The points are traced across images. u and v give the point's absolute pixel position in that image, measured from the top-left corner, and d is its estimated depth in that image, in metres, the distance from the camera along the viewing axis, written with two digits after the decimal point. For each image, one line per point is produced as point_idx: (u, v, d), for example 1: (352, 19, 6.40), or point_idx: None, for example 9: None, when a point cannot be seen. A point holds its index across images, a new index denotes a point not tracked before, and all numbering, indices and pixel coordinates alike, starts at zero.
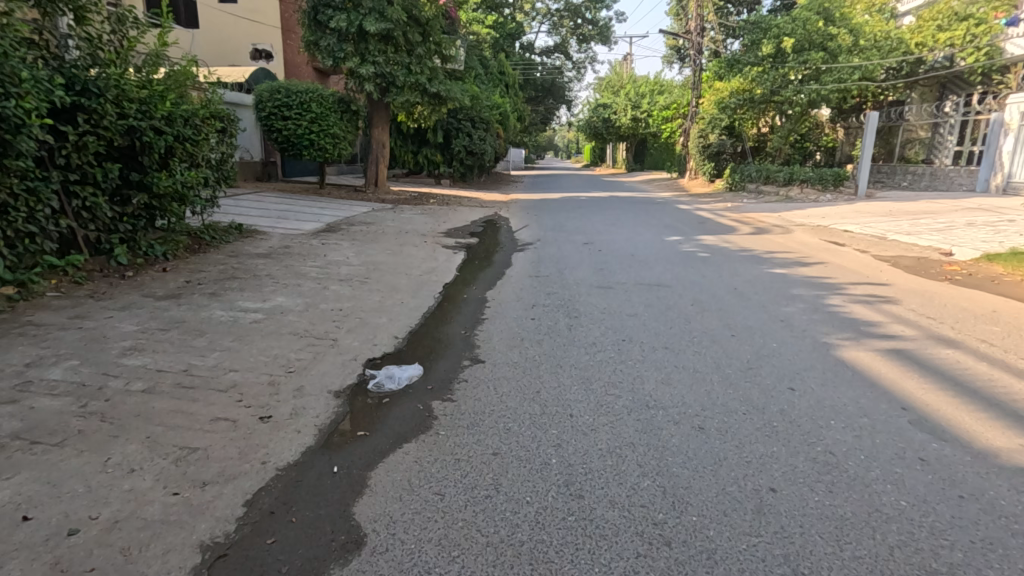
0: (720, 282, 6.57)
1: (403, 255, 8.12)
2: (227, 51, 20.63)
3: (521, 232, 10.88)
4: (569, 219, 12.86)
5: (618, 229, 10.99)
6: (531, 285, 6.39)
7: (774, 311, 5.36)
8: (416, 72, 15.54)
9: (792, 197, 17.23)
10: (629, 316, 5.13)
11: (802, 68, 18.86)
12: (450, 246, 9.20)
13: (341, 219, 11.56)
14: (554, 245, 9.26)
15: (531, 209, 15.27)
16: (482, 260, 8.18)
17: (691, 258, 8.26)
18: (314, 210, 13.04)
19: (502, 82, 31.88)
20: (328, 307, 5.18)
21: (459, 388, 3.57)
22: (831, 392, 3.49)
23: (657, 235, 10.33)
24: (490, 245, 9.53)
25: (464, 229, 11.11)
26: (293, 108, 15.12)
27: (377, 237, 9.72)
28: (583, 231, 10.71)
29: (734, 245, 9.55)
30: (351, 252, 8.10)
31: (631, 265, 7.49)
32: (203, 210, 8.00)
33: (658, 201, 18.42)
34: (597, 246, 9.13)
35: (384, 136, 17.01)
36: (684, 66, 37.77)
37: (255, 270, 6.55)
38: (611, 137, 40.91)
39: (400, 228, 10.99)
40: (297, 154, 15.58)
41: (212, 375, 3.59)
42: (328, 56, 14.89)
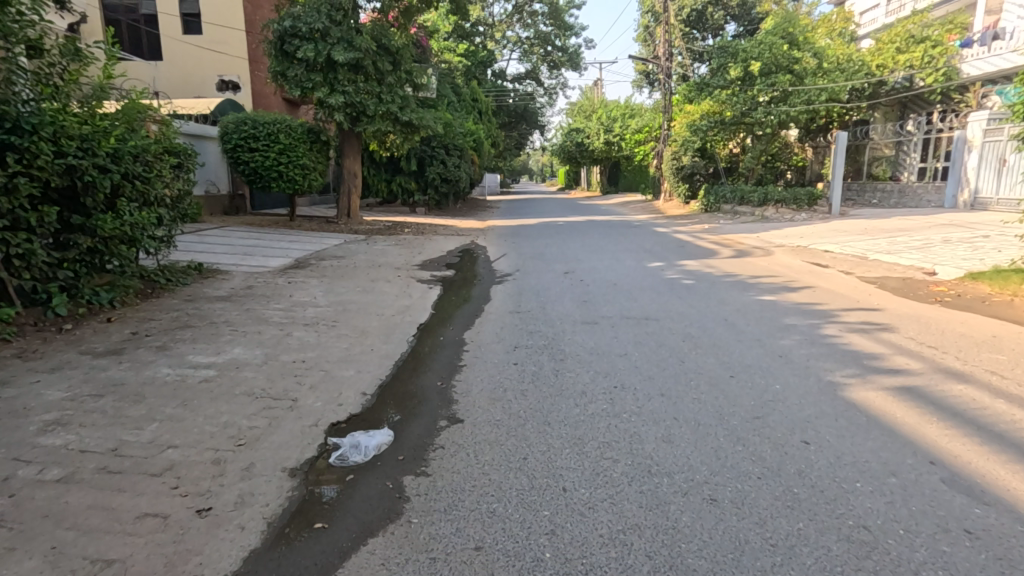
0: (709, 313, 6.27)
1: (375, 293, 7.67)
2: (191, 83, 20.17)
3: (499, 262, 10.54)
4: (547, 245, 12.59)
5: (599, 256, 10.74)
6: (512, 323, 6.01)
7: (770, 345, 5.06)
8: (387, 100, 15.27)
9: (767, 217, 17.33)
10: (619, 356, 4.77)
11: (770, 90, 19.20)
12: (425, 280, 8.79)
13: (311, 254, 11.08)
14: (534, 276, 8.92)
15: (508, 236, 14.99)
16: (459, 294, 7.79)
17: (676, 286, 8.00)
18: (283, 244, 12.53)
19: (475, 109, 31.94)
20: (290, 359, 4.71)
21: (436, 457, 3.14)
22: (849, 444, 3.17)
23: (638, 262, 10.09)
24: (466, 277, 9.15)
25: (440, 260, 10.73)
26: (260, 139, 14.69)
27: (348, 272, 9.26)
28: (563, 259, 10.42)
29: (717, 269, 9.35)
30: (319, 290, 7.63)
31: (615, 296, 7.17)
32: (158, 251, 7.47)
33: (636, 224, 18.35)
34: (579, 275, 8.82)
35: (356, 166, 16.65)
36: (653, 90, 38.47)
37: (212, 316, 6.04)
38: (585, 161, 41.29)
39: (373, 261, 10.56)
40: (266, 186, 15.10)
41: (146, 454, 3.09)
42: (296, 86, 14.55)
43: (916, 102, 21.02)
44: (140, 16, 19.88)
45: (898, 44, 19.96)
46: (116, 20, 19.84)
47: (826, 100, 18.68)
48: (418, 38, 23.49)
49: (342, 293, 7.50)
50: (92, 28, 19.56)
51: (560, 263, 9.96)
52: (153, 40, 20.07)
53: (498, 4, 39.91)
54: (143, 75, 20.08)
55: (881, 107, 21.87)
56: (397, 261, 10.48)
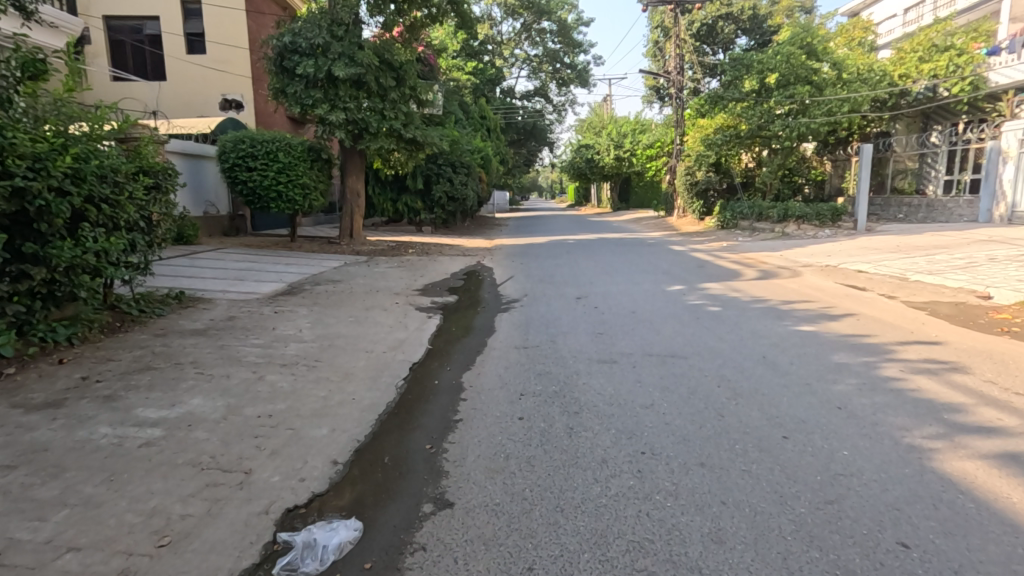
0: (744, 347, 5.48)
1: (368, 323, 6.97)
2: (194, 103, 19.91)
3: (506, 286, 9.83)
4: (557, 266, 11.90)
5: (613, 278, 9.99)
6: (518, 362, 5.28)
7: (823, 391, 4.26)
8: (391, 117, 14.78)
9: (788, 234, 16.54)
10: (644, 408, 4.01)
11: (787, 102, 18.54)
12: (424, 307, 8.09)
13: (306, 279, 10.45)
14: (543, 302, 8.19)
15: (517, 256, 14.33)
16: (460, 324, 7.07)
17: (700, 314, 7.22)
18: (279, 268, 11.95)
19: (483, 126, 31.59)
20: (255, 414, 3.98)
21: (413, 565, 2.40)
22: (962, 551, 2.37)
23: (656, 285, 9.31)
24: (470, 304, 8.43)
25: (442, 284, 10.05)
26: (258, 158, 14.24)
27: (343, 299, 8.59)
28: (574, 282, 9.69)
29: (744, 293, 8.57)
30: (307, 321, 6.94)
31: (634, 327, 6.41)
32: (132, 279, 6.84)
33: (650, 242, 17.59)
34: (592, 301, 8.06)
35: (359, 185, 16.14)
36: (664, 105, 37.94)
37: (180, 355, 5.35)
38: (596, 177, 40.77)
39: (371, 286, 9.89)
40: (265, 206, 14.61)
41: (35, 564, 2.36)
42: (296, 103, 14.13)
43: (940, 113, 20.24)
44: (143, 37, 19.73)
45: (921, 53, 19.20)
46: (120, 41, 19.68)
47: (848, 112, 17.97)
48: (424, 55, 23.17)
49: (331, 325, 6.81)
50: (95, 49, 19.38)
51: (571, 287, 9.21)
52: (156, 61, 19.89)
53: (506, 22, 39.82)
54: (146, 95, 19.85)
55: (903, 118, 21.10)
56: (397, 286, 9.80)
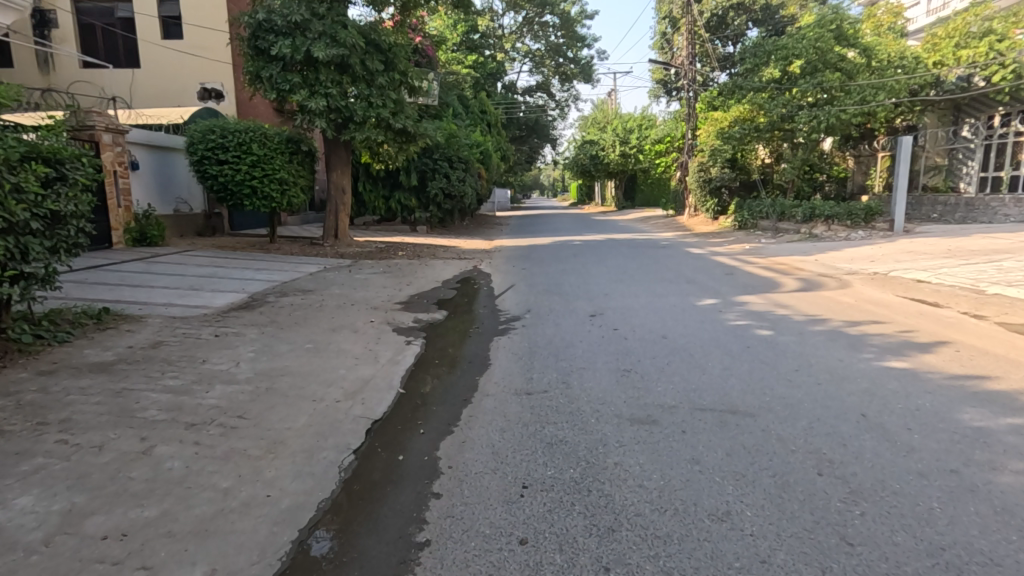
0: (827, 398, 4.01)
1: (331, 350, 5.52)
2: (171, 92, 18.47)
3: (506, 298, 8.34)
4: (563, 274, 10.40)
5: (630, 289, 8.51)
6: (520, 419, 3.80)
7: (986, 488, 2.77)
8: (378, 105, 13.28)
9: (816, 235, 15.04)
10: (720, 525, 2.55)
11: (814, 92, 17.02)
12: (405, 327, 6.63)
13: (274, 288, 9.00)
14: (549, 321, 6.71)
15: (518, 260, 12.84)
16: (447, 353, 5.57)
17: (748, 339, 5.75)
18: (248, 274, 10.49)
19: (484, 121, 30.14)
20: (100, 533, 2.51)
21: None
22: None
23: (683, 299, 7.84)
24: (460, 322, 6.93)
25: (431, 295, 8.61)
26: (230, 150, 12.74)
27: (308, 316, 7.11)
28: (586, 295, 8.20)
29: (791, 309, 7.08)
30: (252, 350, 5.45)
31: (672, 363, 4.92)
32: (27, 296, 5.34)
33: (663, 245, 16.11)
34: (611, 321, 6.59)
35: (346, 180, 14.64)
36: (671, 100, 36.39)
37: (51, 408, 3.88)
38: (600, 175, 39.22)
39: (347, 298, 8.41)
40: (238, 204, 13.16)
41: None
42: (272, 89, 12.67)
43: (974, 104, 18.70)
44: (115, 20, 18.25)
45: (956, 39, 17.27)
46: (90, 25, 18.19)
47: (883, 101, 16.36)
48: (420, 43, 21.72)
49: (281, 355, 5.33)
50: (64, 34, 18.01)
51: (583, 301, 7.73)
52: (129, 46, 18.39)
53: (507, 16, 38.26)
54: (120, 84, 18.43)
55: (933, 110, 19.52)
56: (377, 299, 8.30)
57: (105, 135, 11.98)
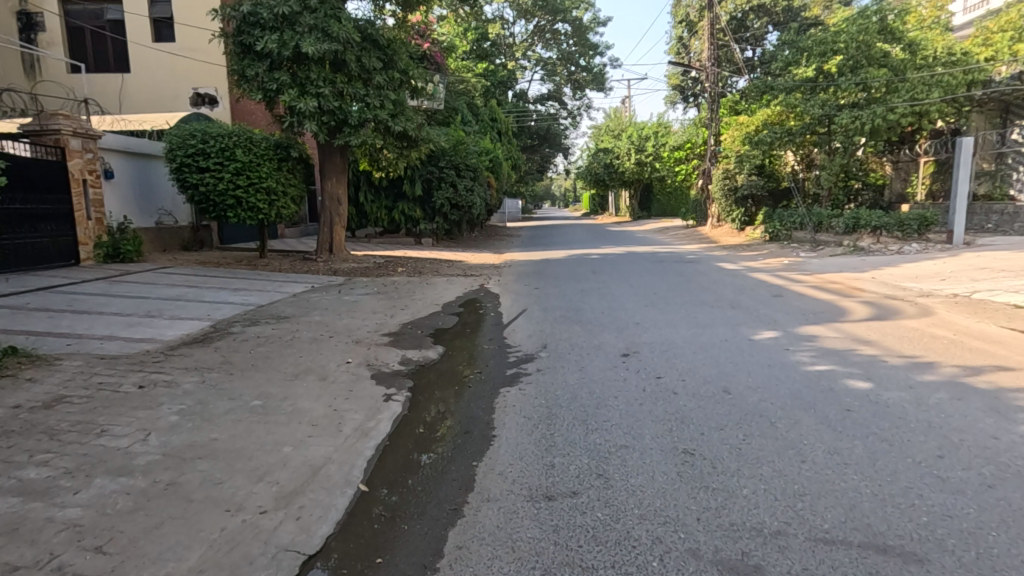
0: (1021, 521, 2.54)
1: (281, 413, 4.10)
2: (162, 97, 17.44)
3: (516, 328, 6.91)
4: (583, 296, 8.96)
5: (666, 318, 7.06)
6: (540, 559, 2.40)
7: None
8: (376, 106, 12.03)
9: (864, 248, 13.44)
10: None
11: (858, 90, 15.51)
12: (390, 370, 5.24)
13: (245, 315, 7.68)
14: (571, 363, 5.29)
15: (530, 277, 11.45)
16: (437, 415, 4.15)
17: (843, 394, 4.27)
18: (223, 295, 9.20)
19: (494, 129, 28.98)
20: None
21: None
22: None
23: (735, 331, 6.37)
24: (459, 364, 5.50)
25: (428, 325, 7.23)
26: (211, 156, 11.52)
27: (271, 356, 5.71)
28: (614, 325, 6.79)
29: (879, 346, 5.57)
30: (176, 413, 4.05)
31: (752, 439, 3.48)
32: None
33: (690, 258, 14.66)
34: (651, 364, 5.15)
35: (341, 189, 13.38)
36: (688, 106, 34.99)
37: None
38: (614, 185, 37.78)
39: (327, 328, 7.02)
40: (222, 216, 11.95)
41: None
42: (258, 89, 11.50)
43: None
44: (104, 23, 17.31)
45: (1010, 32, 15.47)
46: (79, 28, 17.31)
47: (936, 99, 14.80)
48: (427, 47, 20.64)
49: (213, 422, 3.91)
50: (51, 37, 17.11)
51: (610, 335, 6.31)
52: (119, 49, 17.42)
53: (518, 23, 37.20)
54: (109, 89, 17.46)
55: (981, 110, 17.93)
56: (363, 330, 6.91)
57: (73, 140, 10.80)
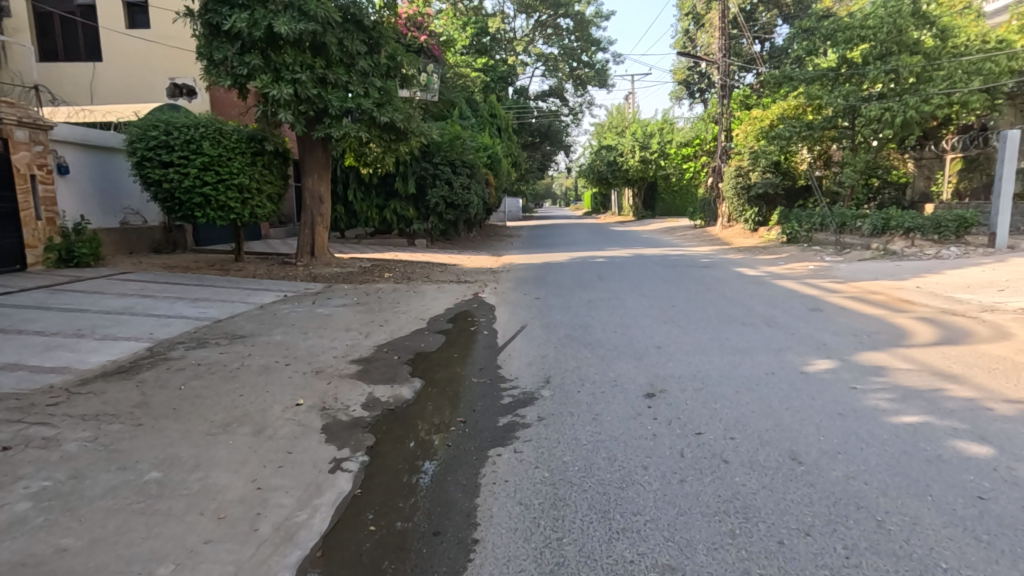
0: None
1: (178, 497, 2.92)
2: (137, 88, 16.28)
3: (512, 354, 5.72)
4: (591, 310, 7.79)
5: (691, 340, 5.89)
6: None
7: None
8: (359, 94, 10.88)
9: (896, 252, 12.27)
10: None
11: (886, 81, 14.31)
12: (348, 418, 4.07)
13: (195, 334, 6.52)
14: (580, 408, 4.12)
15: (530, 285, 10.28)
16: (398, 499, 2.97)
17: (962, 467, 3.07)
18: (179, 306, 8.04)
19: (493, 125, 27.79)
20: None
21: None
22: None
23: (780, 360, 5.19)
24: (438, 407, 4.32)
25: (409, 347, 6.07)
26: (175, 149, 10.35)
27: (203, 394, 4.51)
28: (630, 350, 5.62)
29: (971, 384, 4.38)
30: (31, 497, 2.87)
31: (860, 559, 2.32)
32: None
33: (704, 262, 13.50)
34: (683, 411, 3.98)
35: (323, 186, 12.21)
36: (694, 102, 33.72)
37: None
38: (617, 184, 36.55)
39: (286, 352, 5.84)
40: (189, 216, 10.80)
41: None
42: (227, 74, 10.33)
43: None
44: (74, 8, 16.14)
45: None
46: (48, 13, 16.19)
47: (975, 88, 13.35)
48: (425, 40, 19.59)
49: (74, 515, 2.73)
50: (17, 23, 15.82)
51: (627, 365, 5.14)
52: (90, 35, 16.29)
53: (519, 18, 35.95)
54: (80, 79, 16.31)
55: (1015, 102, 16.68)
56: (328, 356, 5.72)
57: (19, 130, 9.63)
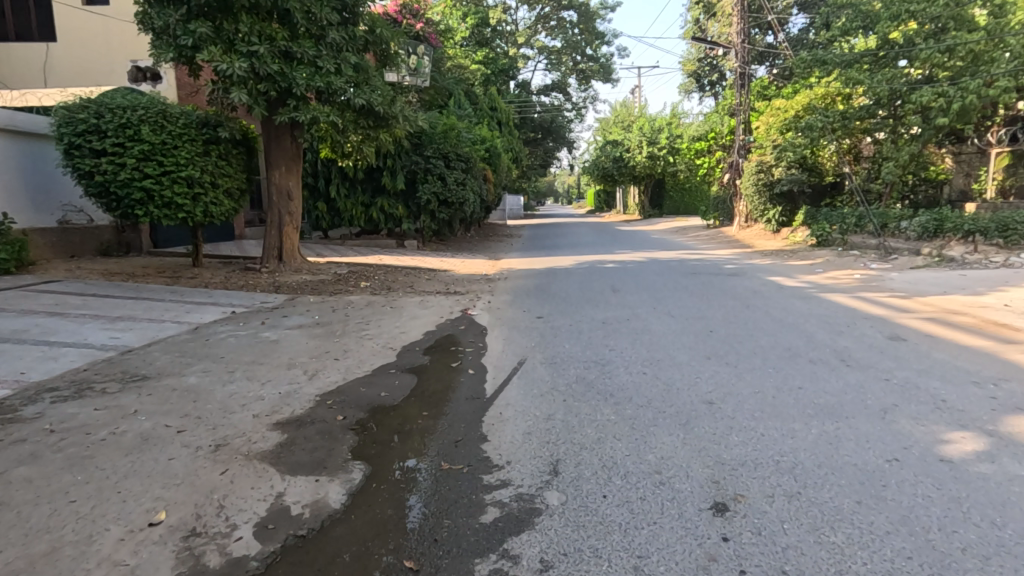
0: None
1: None
2: (96, 73, 14.66)
3: (504, 414, 4.06)
4: (607, 336, 6.12)
5: (752, 395, 4.23)
6: None
7: None
8: (330, 71, 9.21)
9: (954, 259, 10.61)
10: None
11: (940, 63, 12.59)
12: (222, 562, 2.41)
13: (82, 374, 4.87)
14: (612, 542, 2.50)
15: (532, 297, 8.63)
16: None
17: None
18: (91, 329, 6.38)
19: (493, 119, 26.17)
20: None
21: None
22: None
23: (897, 432, 3.53)
24: (378, 531, 2.66)
25: (362, 399, 4.42)
26: (106, 134, 8.68)
27: (8, 500, 2.85)
28: (670, 413, 3.96)
29: None
30: None
31: None
32: None
33: (730, 268, 11.84)
34: (788, 560, 2.34)
35: (291, 180, 10.57)
36: (704, 96, 32.04)
37: None
38: (623, 182, 34.76)
39: (188, 407, 4.17)
40: (129, 214, 9.15)
41: None
42: (170, 46, 8.68)
43: None
44: None
45: None
46: None
47: None
48: (422, 27, 18.27)
49: None
50: None
51: (671, 440, 3.50)
52: (43, 11, 14.63)
53: (521, 8, 34.24)
54: (32, 61, 14.66)
55: None
56: (242, 417, 4.04)
57: None
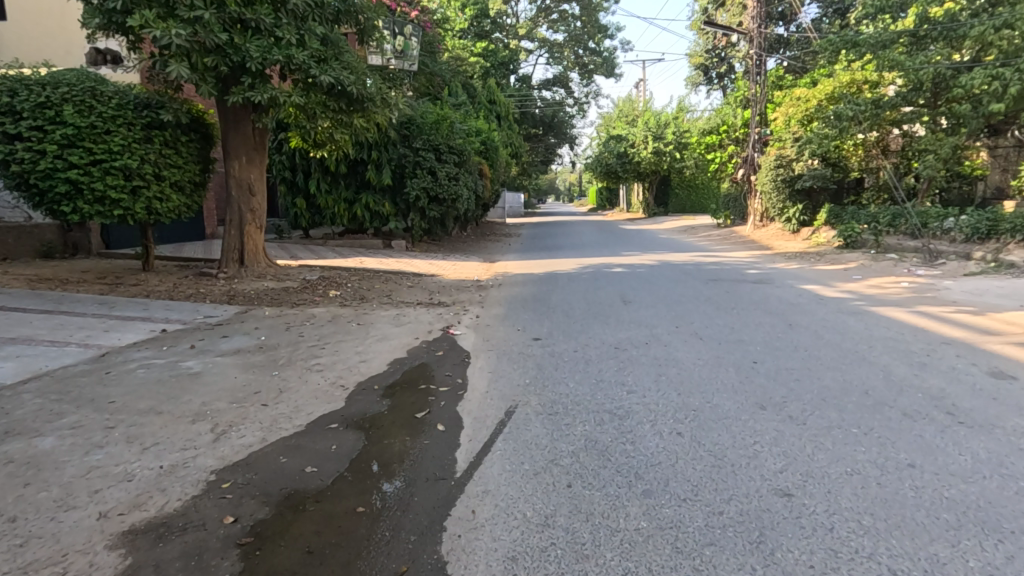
0: None
1: None
2: (49, 56, 13.24)
3: (478, 516, 2.68)
4: (622, 371, 4.73)
5: (846, 482, 2.85)
6: None
7: None
8: (291, 43, 7.84)
9: (1014, 265, 9.25)
10: None
11: (992, 43, 11.21)
12: None
13: None
14: None
15: (528, 312, 7.24)
16: None
17: None
18: None
19: (492, 112, 24.79)
20: None
21: None
22: None
23: None
24: None
25: (273, 480, 3.04)
26: (21, 114, 7.31)
27: None
28: (732, 518, 2.58)
29: None
30: None
31: None
32: None
33: (754, 274, 10.47)
34: None
35: (253, 172, 9.20)
36: (712, 89, 30.68)
37: None
38: (627, 180, 33.37)
39: (4, 500, 2.78)
40: (54, 211, 7.77)
41: None
42: (98, 12, 7.33)
43: None
44: None
45: None
46: None
47: None
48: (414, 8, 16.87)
49: None
50: None
51: None
52: None
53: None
54: None
55: None
56: (78, 519, 2.65)
57: None
